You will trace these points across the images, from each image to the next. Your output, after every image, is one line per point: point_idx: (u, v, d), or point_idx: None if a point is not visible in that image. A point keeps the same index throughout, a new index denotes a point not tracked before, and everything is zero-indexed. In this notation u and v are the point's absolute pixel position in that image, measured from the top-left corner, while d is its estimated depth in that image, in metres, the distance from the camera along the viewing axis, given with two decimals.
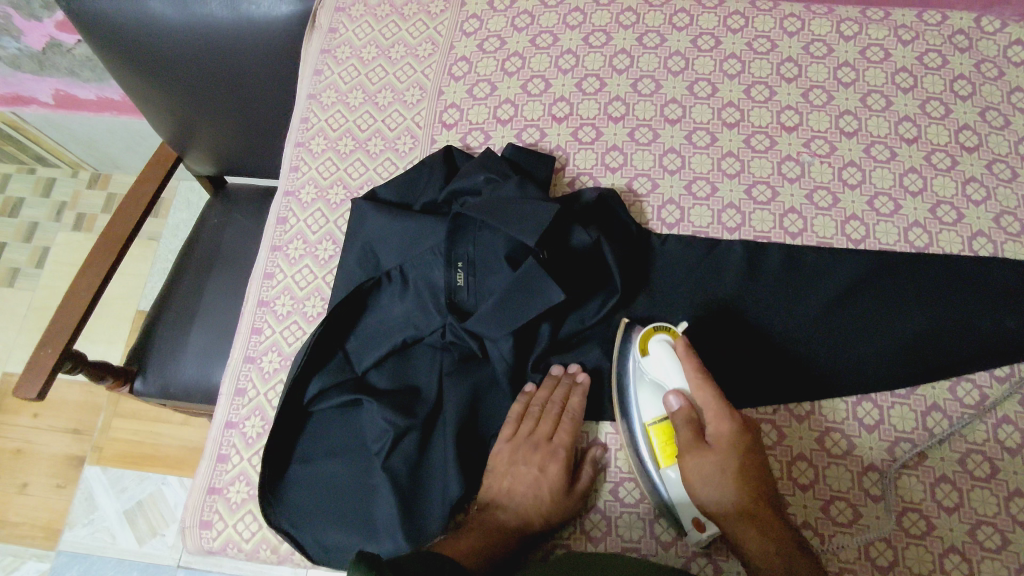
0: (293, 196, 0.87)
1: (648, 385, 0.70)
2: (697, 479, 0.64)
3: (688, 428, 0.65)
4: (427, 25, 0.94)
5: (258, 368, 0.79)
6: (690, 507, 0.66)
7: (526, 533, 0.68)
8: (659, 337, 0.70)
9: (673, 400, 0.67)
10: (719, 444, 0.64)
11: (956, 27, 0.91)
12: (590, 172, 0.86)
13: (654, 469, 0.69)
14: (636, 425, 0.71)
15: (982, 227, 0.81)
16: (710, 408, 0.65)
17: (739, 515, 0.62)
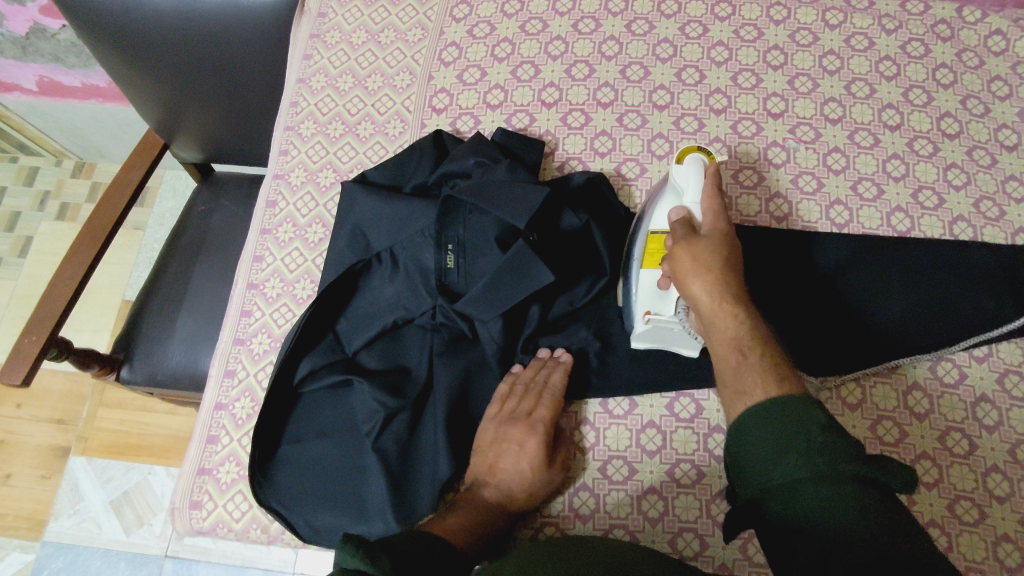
0: (282, 180, 0.87)
1: (668, 189, 0.73)
2: (686, 258, 0.66)
3: (684, 224, 0.69)
4: (417, 10, 0.94)
5: (248, 351, 0.79)
6: (649, 297, 0.71)
7: (511, 510, 0.67)
8: (694, 153, 0.72)
9: (676, 213, 0.70)
10: (714, 237, 0.67)
11: (939, 16, 0.92)
12: (578, 156, 0.86)
13: (636, 268, 0.73)
14: (642, 228, 0.75)
15: (962, 211, 0.83)
16: (709, 212, 0.69)
17: (727, 320, 0.64)
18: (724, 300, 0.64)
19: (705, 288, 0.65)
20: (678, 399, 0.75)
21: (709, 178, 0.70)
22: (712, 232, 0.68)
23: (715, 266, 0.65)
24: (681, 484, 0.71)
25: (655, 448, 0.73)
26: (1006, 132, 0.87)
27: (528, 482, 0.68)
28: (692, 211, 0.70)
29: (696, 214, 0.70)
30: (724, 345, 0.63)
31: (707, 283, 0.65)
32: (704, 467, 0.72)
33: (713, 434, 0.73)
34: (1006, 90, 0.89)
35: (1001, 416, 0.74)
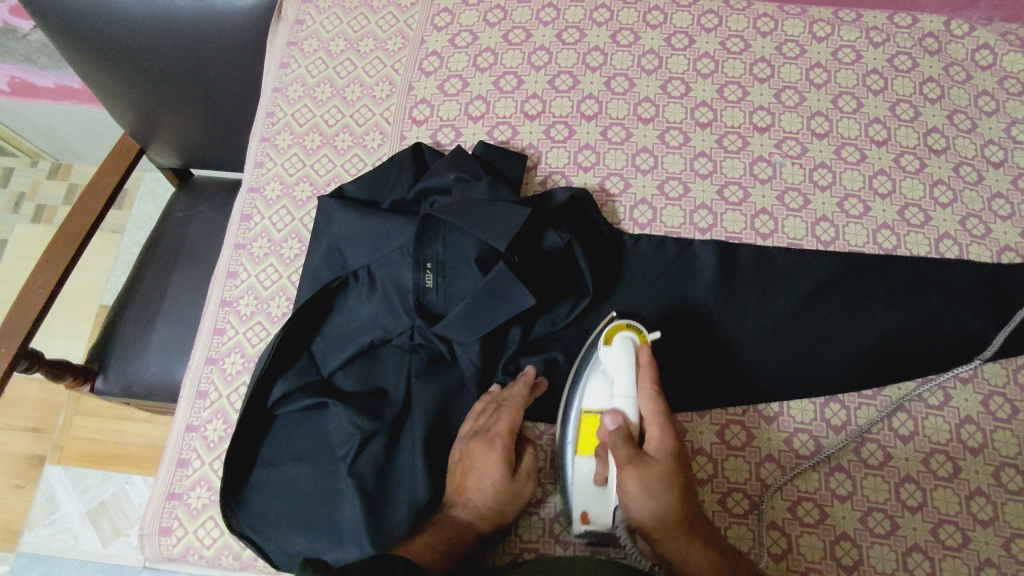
0: (257, 193, 0.84)
1: (598, 377, 0.70)
2: (633, 489, 0.61)
3: (623, 434, 0.64)
4: (398, 18, 0.92)
5: (220, 370, 0.77)
6: (584, 500, 0.67)
7: (482, 529, 0.66)
8: (624, 334, 0.70)
9: (610, 416, 0.66)
10: (661, 455, 0.63)
11: (927, 29, 0.91)
12: (562, 170, 0.85)
13: (569, 456, 0.69)
14: (572, 409, 0.70)
15: (949, 229, 0.82)
16: (649, 417, 0.66)
17: (682, 549, 0.59)
18: (686, 534, 0.60)
19: (656, 511, 0.61)
20: None
21: (645, 379, 0.67)
22: (656, 449, 0.64)
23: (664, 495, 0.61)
24: None
25: None
26: (992, 149, 0.86)
27: (497, 499, 0.66)
28: (625, 412, 0.67)
29: (630, 415, 0.67)
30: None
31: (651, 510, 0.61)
32: None
33: None
34: (993, 105, 0.88)
35: (985, 439, 0.73)
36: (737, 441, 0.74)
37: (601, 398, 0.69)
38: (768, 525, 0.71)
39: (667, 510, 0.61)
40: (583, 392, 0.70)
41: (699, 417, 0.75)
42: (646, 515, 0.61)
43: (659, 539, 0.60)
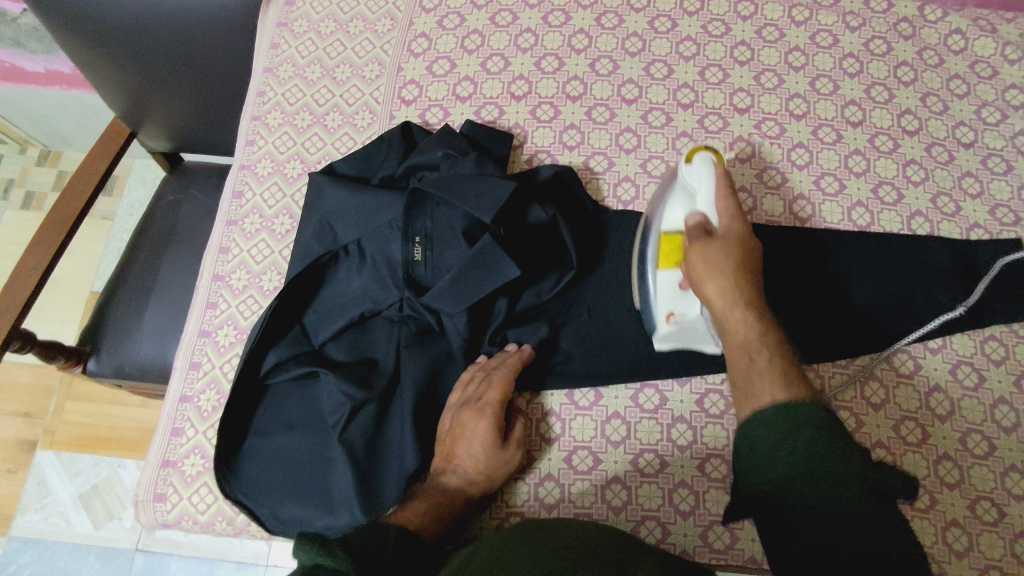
0: (248, 170, 0.86)
1: (679, 195, 0.74)
2: (700, 255, 0.67)
3: (699, 224, 0.70)
4: (387, 1, 0.93)
5: (214, 343, 0.78)
6: (669, 300, 0.73)
7: (471, 498, 0.68)
8: (703, 152, 0.73)
9: (692, 215, 0.71)
10: (729, 239, 0.68)
11: (901, 14, 0.94)
12: (547, 149, 0.87)
13: (652, 269, 0.74)
14: (653, 229, 0.76)
15: (920, 206, 0.85)
16: (725, 212, 0.70)
17: (741, 319, 0.64)
18: (738, 301, 0.65)
19: (727, 308, 0.65)
20: (642, 390, 0.76)
21: (720, 177, 0.71)
22: (728, 232, 0.69)
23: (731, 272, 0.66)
24: (644, 473, 0.73)
25: (620, 438, 0.74)
26: (963, 130, 0.89)
27: (485, 465, 0.68)
28: (707, 211, 0.71)
29: (711, 216, 0.71)
30: (736, 344, 0.64)
31: (721, 290, 0.65)
32: (668, 457, 0.73)
33: (676, 424, 0.74)
34: (964, 88, 0.91)
35: (953, 406, 0.76)
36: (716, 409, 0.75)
37: (680, 214, 0.74)
38: None
39: (750, 333, 0.64)
40: (662, 213, 0.75)
41: (678, 387, 0.76)
42: (708, 288, 0.66)
43: (722, 324, 0.65)
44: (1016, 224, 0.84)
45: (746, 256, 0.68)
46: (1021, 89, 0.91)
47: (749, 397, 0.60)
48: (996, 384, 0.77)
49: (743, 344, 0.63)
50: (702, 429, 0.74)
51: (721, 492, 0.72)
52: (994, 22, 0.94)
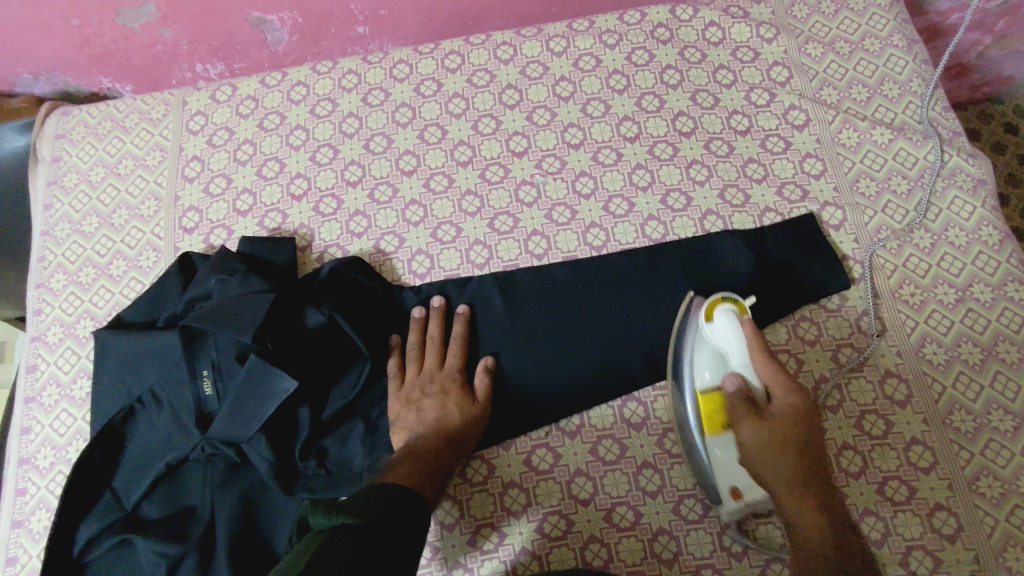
0: (40, 341, 0.84)
1: (707, 353, 0.72)
2: (752, 446, 0.66)
3: (741, 393, 0.68)
4: (152, 132, 0.93)
5: (28, 531, 0.75)
6: (728, 477, 0.69)
7: (453, 446, 0.72)
8: (720, 305, 0.72)
9: (731, 379, 0.69)
10: (774, 419, 0.66)
11: (656, 21, 0.95)
12: (336, 243, 0.86)
13: (699, 436, 0.71)
14: (686, 391, 0.73)
15: (710, 205, 0.85)
16: (770, 372, 0.67)
17: (793, 494, 0.62)
18: (795, 480, 0.63)
19: (814, 523, 0.61)
20: (469, 463, 0.76)
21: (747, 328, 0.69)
22: (784, 399, 0.66)
23: (785, 447, 0.64)
24: (484, 551, 0.72)
25: (453, 521, 0.74)
26: (737, 118, 0.90)
27: (462, 420, 0.74)
28: (743, 373, 0.69)
29: (749, 377, 0.69)
30: (801, 540, 0.61)
31: (777, 464, 0.64)
32: (504, 527, 0.73)
33: (507, 491, 0.74)
34: (731, 77, 0.92)
35: None
36: (545, 464, 0.75)
37: (717, 377, 0.71)
38: (588, 540, 0.72)
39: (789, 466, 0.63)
40: (691, 370, 0.73)
41: (505, 450, 0.76)
42: (764, 463, 0.65)
43: (783, 498, 0.63)
44: (804, 198, 0.85)
45: (793, 420, 0.65)
46: (783, 65, 0.92)
47: None
48: (814, 364, 0.77)
49: (804, 547, 0.60)
50: (535, 488, 0.74)
51: (563, 550, 0.72)
52: (745, 8, 0.96)
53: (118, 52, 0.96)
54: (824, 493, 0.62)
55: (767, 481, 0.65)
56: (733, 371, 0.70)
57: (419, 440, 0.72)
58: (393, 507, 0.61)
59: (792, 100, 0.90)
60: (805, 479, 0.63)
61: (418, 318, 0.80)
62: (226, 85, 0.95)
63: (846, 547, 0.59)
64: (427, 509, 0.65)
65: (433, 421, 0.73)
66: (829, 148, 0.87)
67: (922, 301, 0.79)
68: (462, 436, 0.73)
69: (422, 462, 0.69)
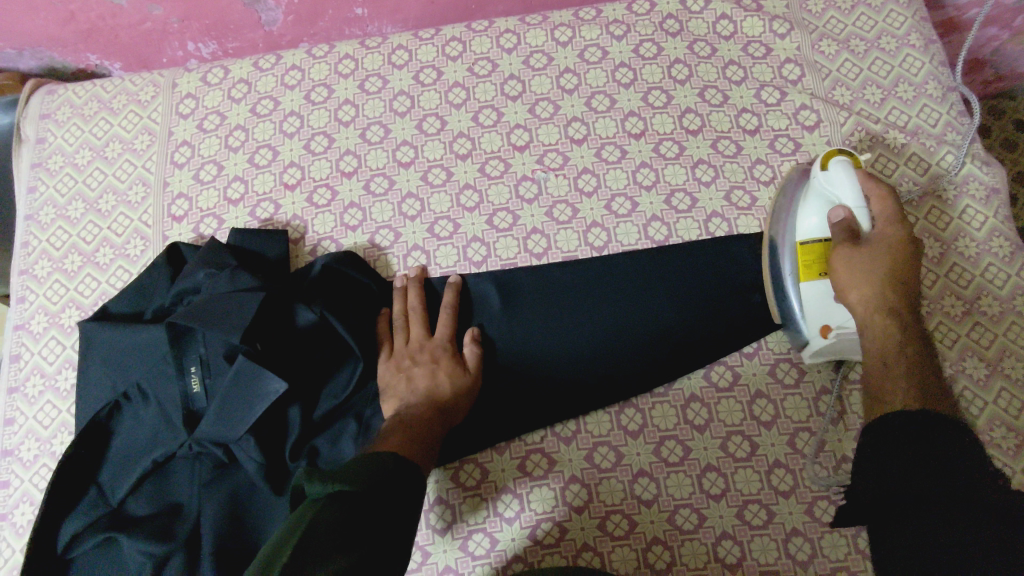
0: (23, 330, 0.82)
1: (816, 201, 0.72)
2: (846, 268, 0.68)
3: (846, 227, 0.68)
4: (141, 115, 0.90)
5: (11, 525, 0.74)
6: (820, 314, 0.71)
7: (443, 416, 0.71)
8: (839, 156, 0.72)
9: (836, 211, 0.69)
10: (879, 249, 0.68)
11: (665, 12, 0.92)
12: (329, 236, 0.83)
13: (794, 283, 0.73)
14: (786, 240, 0.74)
15: (715, 207, 0.83)
16: (882, 216, 0.69)
17: (879, 320, 0.65)
18: (887, 305, 0.65)
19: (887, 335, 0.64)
20: (463, 467, 0.75)
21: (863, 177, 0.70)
22: (885, 242, 0.68)
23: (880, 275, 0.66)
24: (475, 557, 0.71)
25: (445, 524, 0.72)
26: (746, 117, 0.87)
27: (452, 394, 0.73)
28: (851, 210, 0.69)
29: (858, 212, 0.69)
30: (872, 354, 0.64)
31: (868, 292, 0.66)
32: (497, 533, 0.72)
33: (500, 496, 0.73)
34: (741, 73, 0.89)
35: (777, 409, 0.75)
36: (539, 470, 0.74)
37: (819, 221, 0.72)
38: (582, 548, 0.71)
39: (879, 288, 0.66)
40: (794, 221, 0.74)
41: (498, 454, 0.75)
42: (853, 288, 0.67)
43: (868, 326, 0.66)
44: None
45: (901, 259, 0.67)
46: (795, 62, 0.89)
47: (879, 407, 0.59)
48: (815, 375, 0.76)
49: (877, 354, 0.63)
50: (528, 494, 0.73)
51: (556, 557, 0.71)
52: (758, 0, 0.93)
53: (106, 29, 0.93)
54: (909, 319, 0.65)
55: (853, 309, 0.68)
56: (842, 207, 0.69)
57: (409, 409, 0.71)
58: (391, 482, 0.61)
59: (803, 100, 0.87)
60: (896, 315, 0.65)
61: (400, 290, 0.80)
62: (218, 67, 0.91)
63: (911, 358, 0.62)
64: (420, 478, 0.64)
65: (423, 391, 0.72)
66: (840, 151, 0.85)
67: (928, 313, 0.77)
68: (452, 408, 0.73)
69: (414, 429, 0.68)
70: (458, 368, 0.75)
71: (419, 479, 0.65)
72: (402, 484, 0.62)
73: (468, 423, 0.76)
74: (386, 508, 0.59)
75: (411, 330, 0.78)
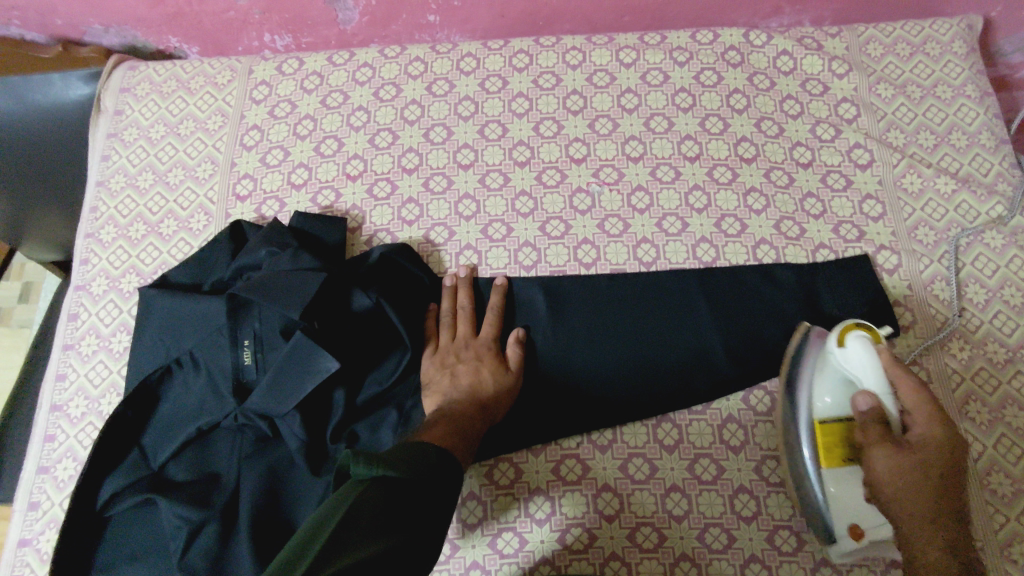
0: (84, 290, 0.84)
1: (833, 376, 0.69)
2: (887, 473, 0.62)
3: (879, 423, 0.63)
4: (216, 97, 0.93)
5: (53, 478, 0.75)
6: (845, 514, 0.66)
7: (484, 411, 0.73)
8: (857, 334, 0.68)
9: (863, 399, 0.64)
10: (922, 449, 0.62)
11: (728, 43, 0.95)
12: (386, 228, 0.86)
13: (813, 469, 0.68)
14: (802, 417, 0.69)
15: (765, 234, 0.85)
16: (916, 410, 0.64)
17: (927, 540, 0.60)
18: (934, 518, 0.61)
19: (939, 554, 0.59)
20: (497, 465, 0.75)
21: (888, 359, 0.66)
22: (922, 437, 0.63)
23: (923, 478, 0.61)
24: (503, 555, 0.72)
25: (476, 520, 0.73)
26: (800, 150, 0.89)
27: (495, 391, 0.74)
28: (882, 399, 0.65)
29: (888, 403, 0.65)
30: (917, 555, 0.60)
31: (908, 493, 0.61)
32: (526, 534, 0.72)
33: (532, 497, 0.74)
34: (797, 108, 0.91)
35: None
36: (573, 475, 0.75)
37: (836, 407, 0.68)
38: (610, 557, 0.71)
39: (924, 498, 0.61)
40: (810, 400, 0.69)
41: (534, 456, 0.76)
42: (895, 495, 0.62)
43: (913, 537, 0.61)
44: (860, 238, 0.84)
45: (942, 459, 0.62)
46: (852, 102, 0.91)
47: None
48: None
49: (931, 572, 0.59)
50: (561, 498, 0.74)
51: (583, 563, 0.71)
52: (819, 39, 0.95)
53: (190, 14, 0.97)
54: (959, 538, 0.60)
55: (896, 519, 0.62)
56: (866, 394, 0.65)
57: (452, 402, 0.72)
58: (433, 476, 0.61)
59: (857, 139, 0.89)
60: (942, 522, 0.60)
61: (450, 287, 0.81)
62: (294, 59, 0.95)
63: None
64: (459, 474, 0.65)
65: (467, 385, 0.74)
66: (891, 192, 0.86)
67: (971, 357, 0.78)
68: (495, 404, 0.74)
69: (456, 422, 0.70)
70: (501, 367, 0.77)
71: (458, 478, 0.65)
72: (443, 483, 0.63)
73: (506, 424, 0.77)
74: (424, 501, 0.60)
75: (457, 327, 0.80)
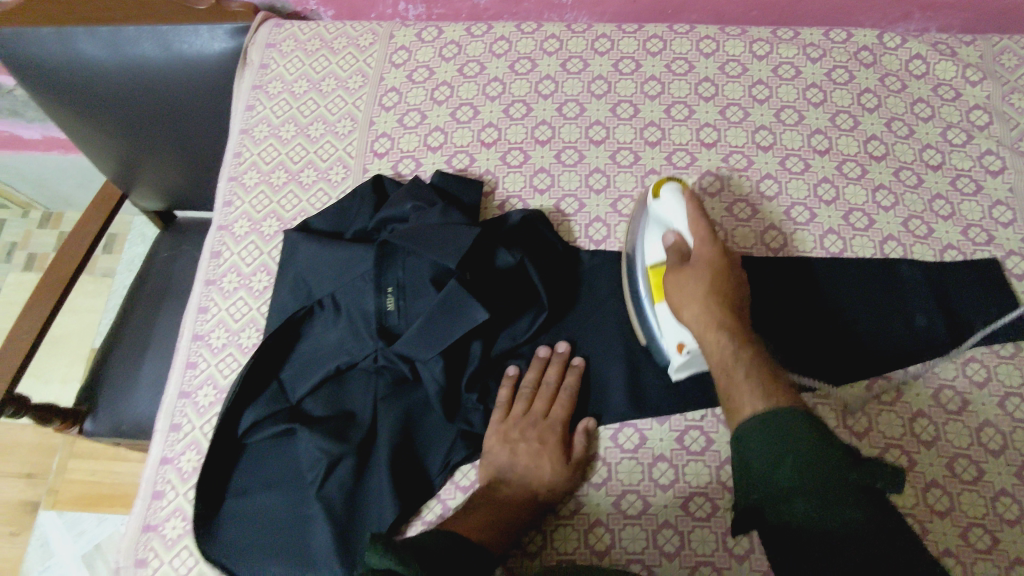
0: (226, 231, 0.88)
1: (653, 226, 0.77)
2: (677, 290, 0.71)
3: (675, 251, 0.74)
4: (358, 57, 0.97)
5: (193, 403, 0.79)
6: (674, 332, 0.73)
7: (534, 504, 0.70)
8: (668, 185, 0.77)
9: (669, 234, 0.75)
10: (701, 265, 0.71)
11: (861, 44, 0.96)
12: (518, 195, 0.88)
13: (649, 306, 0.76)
14: (639, 267, 0.78)
15: (892, 231, 0.85)
16: (698, 236, 0.73)
17: (715, 338, 0.67)
18: (721, 324, 0.67)
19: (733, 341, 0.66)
20: (622, 429, 0.76)
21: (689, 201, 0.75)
22: (704, 254, 0.72)
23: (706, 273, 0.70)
24: (627, 515, 0.72)
25: (600, 480, 0.74)
26: (930, 152, 0.90)
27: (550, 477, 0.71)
28: (683, 234, 0.75)
29: (687, 236, 0.74)
30: (716, 365, 0.66)
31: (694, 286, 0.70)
32: (650, 497, 0.73)
33: (656, 463, 0.74)
34: (928, 112, 0.92)
35: (938, 432, 0.75)
36: (697, 446, 0.74)
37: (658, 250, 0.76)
38: None
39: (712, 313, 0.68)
40: (642, 249, 0.78)
41: (658, 423, 0.76)
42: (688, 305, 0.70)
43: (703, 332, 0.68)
44: (989, 242, 0.84)
45: (724, 279, 0.70)
46: (984, 110, 0.92)
47: (732, 407, 0.62)
48: (981, 406, 0.76)
49: (720, 361, 0.66)
50: (683, 467, 0.74)
51: (705, 531, 0.71)
52: (953, 46, 0.95)
53: None
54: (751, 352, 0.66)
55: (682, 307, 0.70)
56: (673, 231, 0.75)
57: (505, 485, 0.70)
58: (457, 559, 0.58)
59: (989, 145, 0.90)
60: (723, 297, 0.69)
61: (542, 356, 0.78)
62: (433, 27, 0.98)
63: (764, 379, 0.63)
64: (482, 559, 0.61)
65: (524, 470, 0.71)
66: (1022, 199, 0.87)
67: None
68: (546, 500, 0.71)
69: (499, 513, 0.68)
70: (565, 453, 0.73)
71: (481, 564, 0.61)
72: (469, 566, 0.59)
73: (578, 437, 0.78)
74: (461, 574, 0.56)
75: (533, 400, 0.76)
